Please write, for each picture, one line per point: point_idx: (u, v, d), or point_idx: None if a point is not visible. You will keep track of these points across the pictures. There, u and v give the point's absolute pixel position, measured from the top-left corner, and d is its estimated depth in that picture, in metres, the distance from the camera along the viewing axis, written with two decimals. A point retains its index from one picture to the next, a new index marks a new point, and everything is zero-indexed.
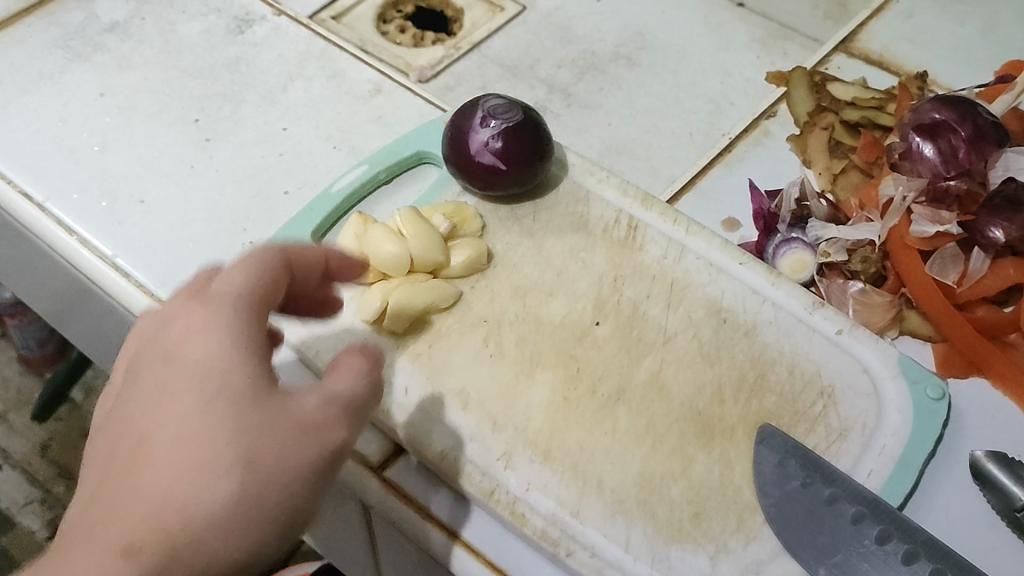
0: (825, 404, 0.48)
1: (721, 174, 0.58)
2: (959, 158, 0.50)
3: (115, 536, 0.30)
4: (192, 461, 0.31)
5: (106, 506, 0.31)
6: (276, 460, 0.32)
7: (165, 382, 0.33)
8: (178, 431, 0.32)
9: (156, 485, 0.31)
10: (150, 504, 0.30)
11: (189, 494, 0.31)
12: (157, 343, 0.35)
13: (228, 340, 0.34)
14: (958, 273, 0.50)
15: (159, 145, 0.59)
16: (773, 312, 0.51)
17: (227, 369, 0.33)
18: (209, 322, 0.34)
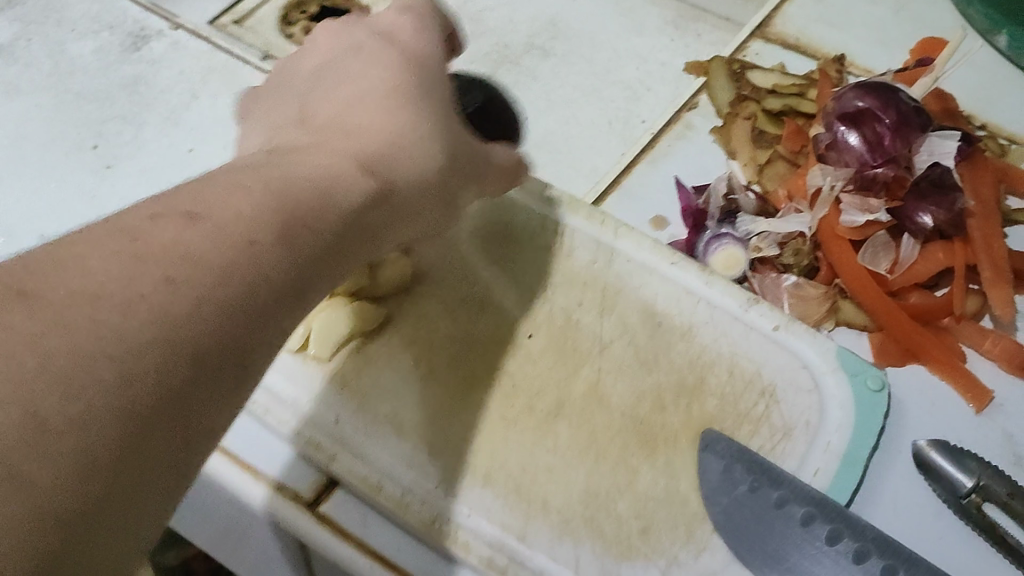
0: (767, 403, 0.47)
1: (644, 170, 0.57)
2: (884, 146, 0.50)
3: (231, 232, 0.29)
4: (370, 142, 0.37)
5: (244, 195, 0.31)
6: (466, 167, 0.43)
7: (355, 82, 0.40)
8: (375, 114, 0.38)
9: (306, 176, 0.34)
10: (298, 182, 0.33)
11: (343, 190, 0.35)
12: (336, 65, 0.42)
13: (432, 65, 0.43)
14: (890, 261, 0.50)
15: (54, 175, 0.56)
16: (709, 311, 0.50)
17: (417, 118, 0.39)
18: (390, 61, 0.41)
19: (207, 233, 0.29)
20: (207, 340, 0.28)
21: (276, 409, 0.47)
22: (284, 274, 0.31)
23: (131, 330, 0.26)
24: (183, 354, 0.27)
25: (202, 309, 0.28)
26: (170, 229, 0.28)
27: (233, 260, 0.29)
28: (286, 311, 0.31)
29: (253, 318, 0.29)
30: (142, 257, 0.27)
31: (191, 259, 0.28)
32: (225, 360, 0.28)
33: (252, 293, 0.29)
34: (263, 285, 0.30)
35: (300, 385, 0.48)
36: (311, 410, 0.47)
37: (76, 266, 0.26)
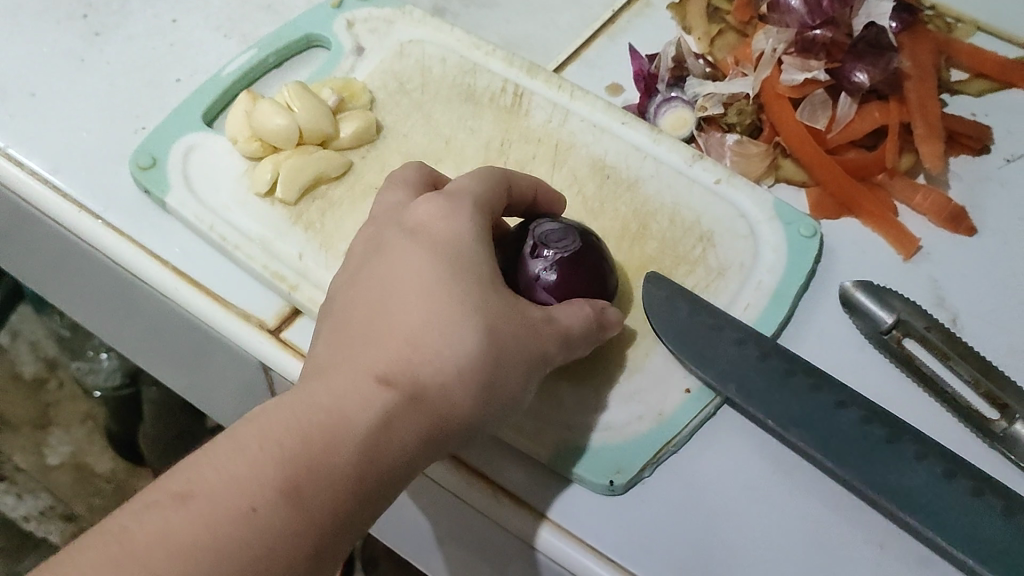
0: (704, 247, 0.50)
1: (605, 43, 0.60)
2: (823, 7, 0.51)
3: (291, 475, 0.32)
4: (396, 347, 0.37)
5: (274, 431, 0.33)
6: (511, 354, 0.38)
7: (403, 243, 0.41)
8: (405, 297, 0.39)
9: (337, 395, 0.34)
10: (318, 402, 0.34)
11: (350, 412, 0.34)
12: (374, 257, 0.42)
13: (455, 265, 0.40)
14: (828, 119, 0.53)
15: (46, 41, 0.59)
16: (655, 166, 0.53)
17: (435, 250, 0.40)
18: (417, 257, 0.40)
19: (248, 491, 0.31)
20: (310, 481, 0.32)
21: (243, 245, 0.50)
22: (366, 451, 0.33)
23: (197, 554, 0.29)
24: (275, 495, 0.31)
25: (278, 481, 0.31)
26: (219, 468, 0.32)
27: (281, 439, 0.33)
28: (360, 466, 0.33)
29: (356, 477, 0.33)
30: (219, 465, 0.32)
31: (247, 501, 0.31)
32: (317, 531, 0.31)
33: (318, 510, 0.32)
34: (333, 440, 0.33)
35: (267, 224, 0.51)
36: (276, 247, 0.50)
37: (176, 496, 0.31)
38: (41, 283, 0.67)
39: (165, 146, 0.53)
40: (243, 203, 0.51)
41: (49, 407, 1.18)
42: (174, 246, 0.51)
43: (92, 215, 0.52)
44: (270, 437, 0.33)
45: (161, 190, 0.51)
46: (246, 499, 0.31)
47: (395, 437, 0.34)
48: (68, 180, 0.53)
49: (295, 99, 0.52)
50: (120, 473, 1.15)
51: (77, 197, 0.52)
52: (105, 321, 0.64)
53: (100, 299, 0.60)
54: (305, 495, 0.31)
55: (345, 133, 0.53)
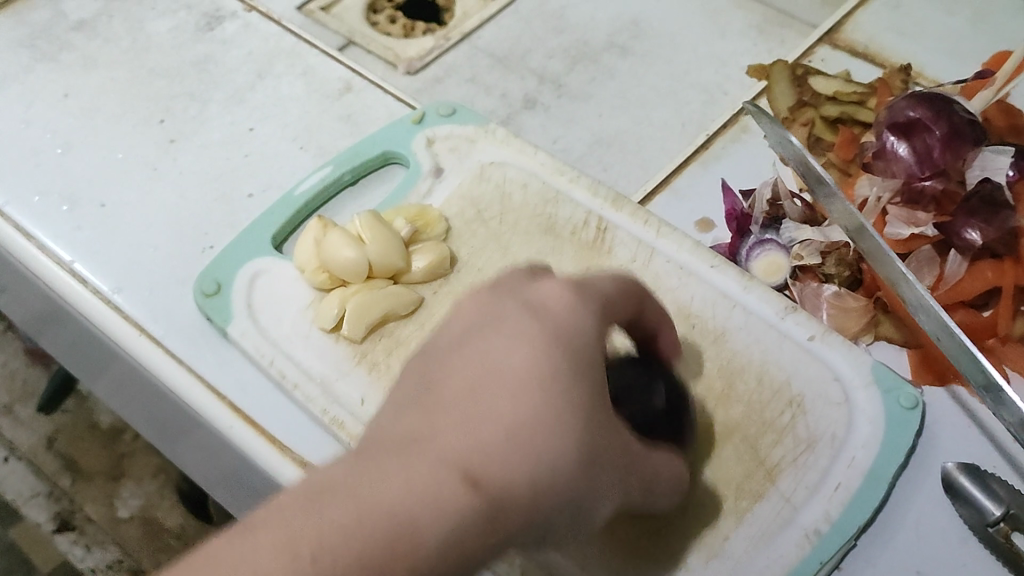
0: (793, 414, 0.47)
1: (696, 172, 0.57)
2: (933, 158, 0.49)
3: (475, 459, 0.29)
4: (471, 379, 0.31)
5: (552, 368, 0.31)
6: (492, 405, 0.30)
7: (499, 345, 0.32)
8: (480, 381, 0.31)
9: (567, 323, 0.32)
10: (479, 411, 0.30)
11: (511, 402, 0.30)
12: (481, 330, 0.33)
13: (538, 348, 0.31)
14: (934, 277, 0.49)
15: (121, 146, 0.57)
16: (744, 317, 0.49)
17: (588, 300, 0.33)
18: (523, 349, 0.31)
19: (536, 454, 0.29)
20: (485, 456, 0.29)
21: (304, 387, 0.47)
22: (580, 364, 0.31)
23: (351, 533, 0.26)
24: (397, 556, 0.26)
25: (394, 553, 0.26)
26: (372, 488, 0.27)
27: (477, 389, 0.31)
28: (579, 335, 0.32)
29: (592, 396, 0.31)
30: (327, 507, 0.27)
31: (466, 460, 0.29)
32: (581, 419, 0.30)
33: (369, 565, 0.26)
34: (472, 395, 0.30)
35: (331, 363, 0.48)
36: (336, 389, 0.47)
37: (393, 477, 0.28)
38: (92, 381, 0.65)
39: (232, 272, 0.51)
40: (307, 338, 0.49)
41: (123, 458, 1.15)
42: (235, 382, 0.48)
43: (151, 339, 0.50)
44: (457, 389, 0.31)
45: (223, 319, 0.49)
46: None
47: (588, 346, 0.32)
48: (130, 300, 0.51)
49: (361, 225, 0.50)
50: (190, 529, 1.07)
51: (138, 320, 0.50)
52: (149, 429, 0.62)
53: (148, 415, 0.58)
54: (525, 435, 0.29)
55: (417, 264, 0.50)
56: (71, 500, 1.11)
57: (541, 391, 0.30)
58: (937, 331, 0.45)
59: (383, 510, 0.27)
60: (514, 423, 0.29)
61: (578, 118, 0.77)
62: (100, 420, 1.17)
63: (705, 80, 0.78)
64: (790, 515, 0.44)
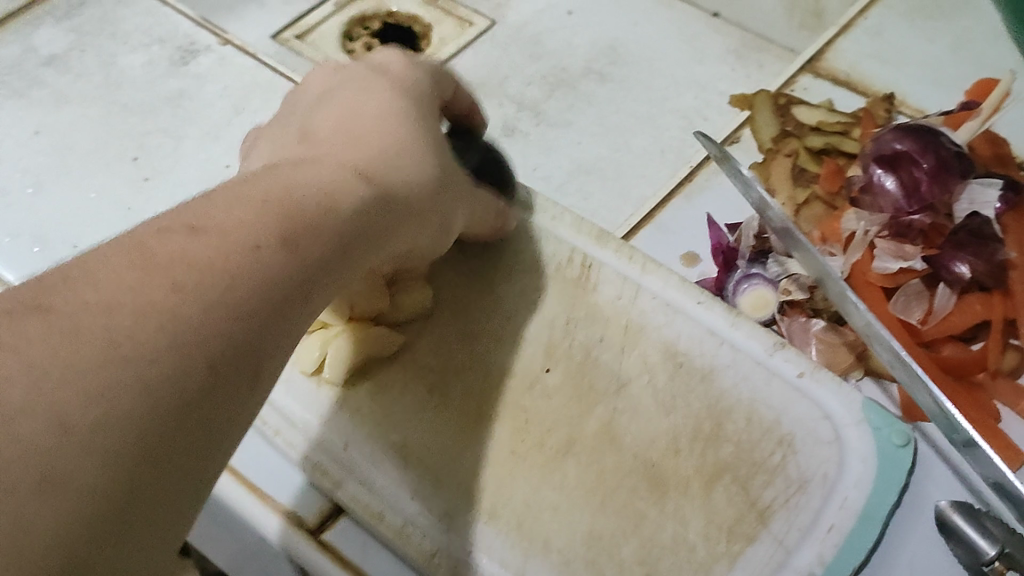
0: (784, 453, 0.46)
1: (680, 205, 0.56)
2: (921, 191, 0.48)
3: (316, 184, 0.37)
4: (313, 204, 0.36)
5: (399, 104, 0.44)
6: (311, 225, 0.35)
7: (320, 167, 0.38)
8: (291, 192, 0.35)
9: (410, 77, 0.46)
10: (278, 206, 0.34)
11: (306, 214, 0.35)
12: (344, 85, 0.46)
13: (356, 186, 0.38)
14: (923, 311, 0.48)
15: (93, 184, 0.56)
16: (732, 354, 0.49)
17: (432, 71, 0.48)
18: (328, 170, 0.38)
19: (366, 170, 0.39)
20: (334, 191, 0.37)
21: (287, 434, 0.47)
22: (445, 141, 0.45)
23: (263, 215, 0.34)
24: (253, 286, 0.32)
25: (280, 228, 0.34)
26: (185, 234, 0.31)
27: (342, 127, 0.42)
28: (411, 89, 0.46)
29: (443, 168, 0.44)
30: (225, 213, 0.33)
31: (318, 191, 0.36)
32: (440, 168, 0.43)
33: (280, 271, 0.33)
34: (337, 131, 0.42)
35: (314, 409, 0.48)
36: (320, 437, 0.47)
37: (214, 230, 0.32)
38: None
39: None
40: (289, 382, 0.49)
41: None
42: None
43: None
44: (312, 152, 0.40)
45: None
46: (163, 287, 0.29)
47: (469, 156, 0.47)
48: None
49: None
50: None
51: None
52: None
53: None
54: (377, 178, 0.40)
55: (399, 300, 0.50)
56: None
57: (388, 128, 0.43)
58: (893, 361, 0.45)
59: (280, 212, 0.34)
60: (391, 135, 0.42)
61: (557, 145, 0.76)
62: None
63: (685, 106, 0.78)
64: (783, 558, 0.43)
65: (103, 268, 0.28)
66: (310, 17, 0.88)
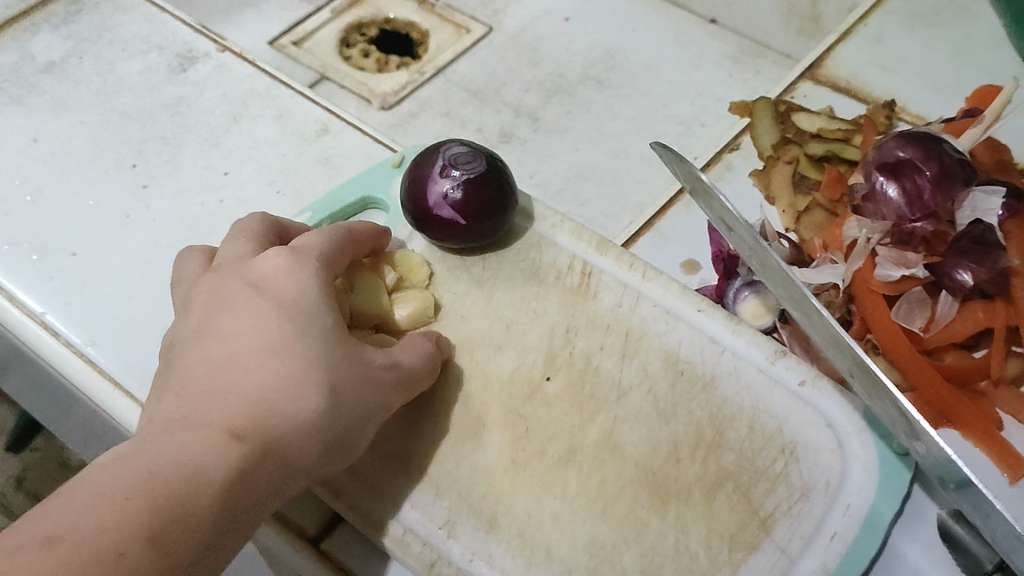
0: (786, 461, 0.46)
1: (680, 213, 0.56)
2: (923, 200, 0.48)
3: (238, 422, 0.38)
4: (256, 388, 0.39)
5: (289, 330, 0.41)
6: (349, 402, 0.41)
7: (249, 329, 0.41)
8: (237, 392, 0.39)
9: (300, 288, 0.43)
10: (240, 397, 0.39)
11: (279, 399, 0.39)
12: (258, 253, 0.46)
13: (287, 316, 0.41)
14: (925, 319, 0.48)
15: (91, 192, 0.56)
16: (733, 362, 0.49)
17: (313, 258, 0.44)
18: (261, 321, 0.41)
19: (304, 387, 0.39)
20: (259, 419, 0.38)
21: None
22: (348, 364, 0.41)
23: (210, 450, 0.36)
24: (214, 449, 0.36)
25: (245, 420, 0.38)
26: (155, 450, 0.36)
27: (245, 354, 0.40)
28: (309, 291, 0.43)
29: (338, 393, 0.40)
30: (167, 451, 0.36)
31: (232, 425, 0.38)
32: (331, 386, 0.40)
33: (246, 466, 0.37)
34: (237, 364, 0.40)
35: None
36: None
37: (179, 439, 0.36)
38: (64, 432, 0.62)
39: None
40: None
41: None
42: None
43: (127, 394, 0.48)
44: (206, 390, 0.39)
45: None
46: (113, 542, 0.32)
47: (370, 361, 0.43)
48: (104, 354, 0.49)
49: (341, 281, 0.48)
50: None
51: (112, 374, 0.48)
52: None
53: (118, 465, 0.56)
54: (290, 293, 0.42)
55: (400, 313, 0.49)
56: None
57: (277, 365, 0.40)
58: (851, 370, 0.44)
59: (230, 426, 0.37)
60: (281, 378, 0.39)
61: (555, 152, 0.76)
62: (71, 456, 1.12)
63: (683, 112, 0.78)
64: (785, 567, 0.43)
65: (83, 496, 0.33)
66: (307, 23, 0.88)
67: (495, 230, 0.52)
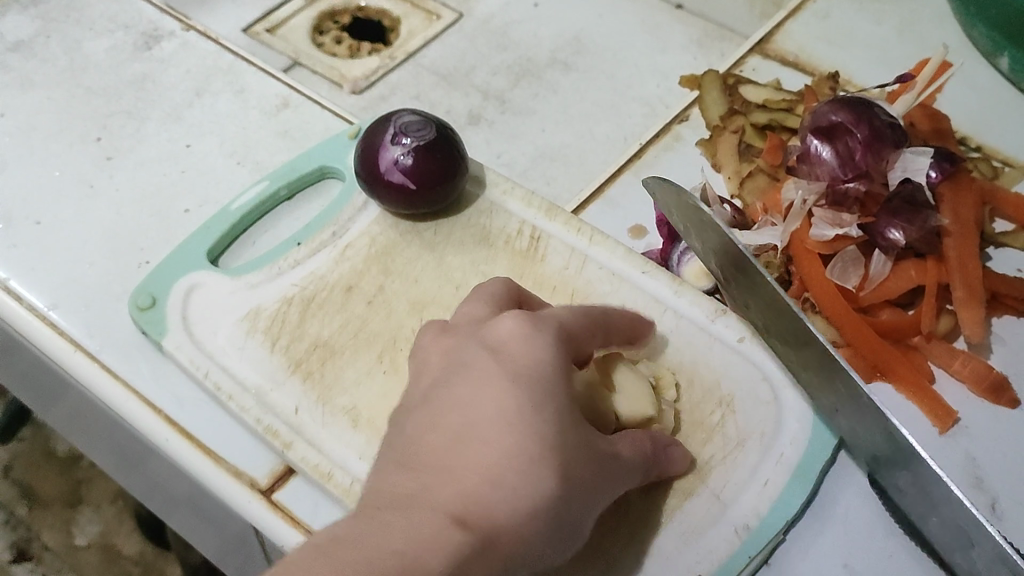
0: (724, 413, 0.47)
1: (629, 180, 0.58)
2: (855, 160, 0.50)
3: (467, 506, 0.33)
4: (482, 473, 0.34)
5: (526, 408, 0.36)
6: (573, 497, 0.35)
7: (477, 406, 0.36)
8: (465, 471, 0.34)
9: (534, 363, 0.38)
10: (465, 482, 0.34)
11: (502, 486, 0.34)
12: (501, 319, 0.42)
13: (526, 399, 0.36)
14: (859, 278, 0.49)
15: (57, 164, 0.58)
16: (675, 320, 0.50)
17: (551, 331, 0.40)
18: (494, 400, 0.36)
19: (534, 471, 0.34)
20: (483, 504, 0.33)
21: (239, 398, 0.47)
22: (579, 448, 0.36)
23: (430, 537, 0.31)
24: (434, 538, 0.31)
25: (462, 510, 0.33)
26: (377, 528, 0.31)
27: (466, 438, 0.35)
28: (554, 364, 0.38)
29: (570, 485, 0.35)
30: (389, 535, 0.31)
31: (456, 509, 0.33)
32: (562, 482, 0.35)
33: (467, 562, 0.32)
34: (467, 444, 0.35)
35: (264, 376, 0.48)
36: (271, 399, 0.47)
37: (395, 518, 0.32)
38: (43, 409, 0.63)
39: (168, 286, 0.51)
40: (242, 350, 0.49)
41: (81, 484, 1.09)
42: (169, 394, 0.48)
43: (86, 354, 0.49)
44: (435, 467, 0.34)
45: (158, 333, 0.49)
46: None
47: (602, 451, 0.38)
48: (65, 315, 0.50)
49: (593, 370, 0.44)
50: (148, 554, 1.04)
51: (73, 334, 0.50)
52: (93, 449, 0.60)
53: (86, 429, 0.57)
54: (525, 364, 0.38)
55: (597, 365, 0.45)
56: (28, 528, 1.06)
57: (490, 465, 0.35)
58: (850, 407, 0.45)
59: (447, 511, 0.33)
60: (519, 462, 0.34)
61: (522, 133, 0.77)
62: (57, 446, 1.11)
63: (648, 94, 0.79)
64: (719, 512, 0.44)
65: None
66: (280, 10, 0.90)
67: (447, 194, 0.53)
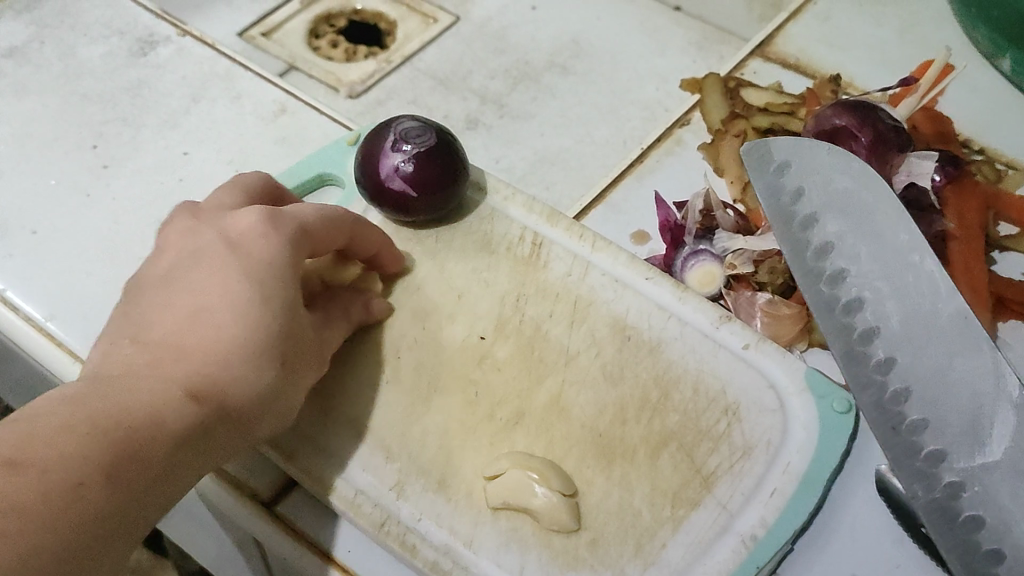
0: (729, 421, 0.47)
1: (631, 185, 0.57)
2: None
3: (197, 383, 0.37)
4: (194, 373, 0.38)
5: (252, 298, 0.40)
6: (255, 386, 0.39)
7: (195, 297, 0.40)
8: (194, 343, 0.39)
9: (270, 256, 0.41)
10: (143, 398, 0.36)
11: (165, 416, 0.36)
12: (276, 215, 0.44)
13: (244, 280, 0.40)
14: None
15: (53, 172, 0.57)
16: (680, 327, 0.50)
17: (253, 268, 0.41)
18: (222, 277, 0.41)
19: (261, 370, 0.39)
20: (215, 384, 0.38)
21: None
22: (281, 340, 0.40)
23: (87, 444, 0.33)
24: (173, 409, 0.36)
25: (183, 388, 0.37)
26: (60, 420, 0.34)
27: (130, 409, 0.35)
28: (245, 293, 0.40)
29: (285, 375, 0.41)
30: (72, 428, 0.33)
31: (191, 383, 0.37)
32: (277, 373, 0.40)
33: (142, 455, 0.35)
34: (174, 345, 0.39)
35: None
36: None
37: (85, 407, 0.35)
38: None
39: None
40: None
41: None
42: None
43: (85, 365, 0.48)
44: (20, 439, 0.33)
45: None
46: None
47: (282, 363, 0.40)
48: (62, 326, 0.50)
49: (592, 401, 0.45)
50: None
51: (70, 344, 0.49)
52: None
53: None
54: (243, 248, 0.42)
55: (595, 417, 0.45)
56: None
57: (236, 362, 0.38)
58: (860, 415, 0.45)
59: (103, 437, 0.34)
60: (235, 344, 0.39)
61: (520, 137, 0.76)
62: None
63: (647, 97, 0.79)
64: (727, 522, 0.43)
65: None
66: (275, 14, 0.89)
67: (447, 201, 0.53)
